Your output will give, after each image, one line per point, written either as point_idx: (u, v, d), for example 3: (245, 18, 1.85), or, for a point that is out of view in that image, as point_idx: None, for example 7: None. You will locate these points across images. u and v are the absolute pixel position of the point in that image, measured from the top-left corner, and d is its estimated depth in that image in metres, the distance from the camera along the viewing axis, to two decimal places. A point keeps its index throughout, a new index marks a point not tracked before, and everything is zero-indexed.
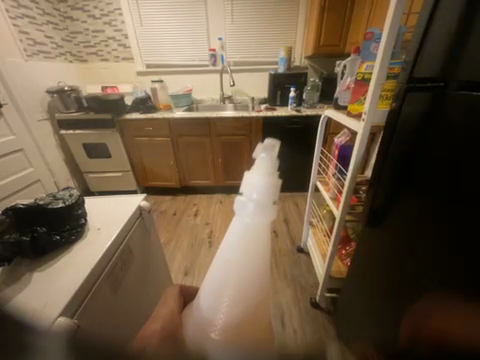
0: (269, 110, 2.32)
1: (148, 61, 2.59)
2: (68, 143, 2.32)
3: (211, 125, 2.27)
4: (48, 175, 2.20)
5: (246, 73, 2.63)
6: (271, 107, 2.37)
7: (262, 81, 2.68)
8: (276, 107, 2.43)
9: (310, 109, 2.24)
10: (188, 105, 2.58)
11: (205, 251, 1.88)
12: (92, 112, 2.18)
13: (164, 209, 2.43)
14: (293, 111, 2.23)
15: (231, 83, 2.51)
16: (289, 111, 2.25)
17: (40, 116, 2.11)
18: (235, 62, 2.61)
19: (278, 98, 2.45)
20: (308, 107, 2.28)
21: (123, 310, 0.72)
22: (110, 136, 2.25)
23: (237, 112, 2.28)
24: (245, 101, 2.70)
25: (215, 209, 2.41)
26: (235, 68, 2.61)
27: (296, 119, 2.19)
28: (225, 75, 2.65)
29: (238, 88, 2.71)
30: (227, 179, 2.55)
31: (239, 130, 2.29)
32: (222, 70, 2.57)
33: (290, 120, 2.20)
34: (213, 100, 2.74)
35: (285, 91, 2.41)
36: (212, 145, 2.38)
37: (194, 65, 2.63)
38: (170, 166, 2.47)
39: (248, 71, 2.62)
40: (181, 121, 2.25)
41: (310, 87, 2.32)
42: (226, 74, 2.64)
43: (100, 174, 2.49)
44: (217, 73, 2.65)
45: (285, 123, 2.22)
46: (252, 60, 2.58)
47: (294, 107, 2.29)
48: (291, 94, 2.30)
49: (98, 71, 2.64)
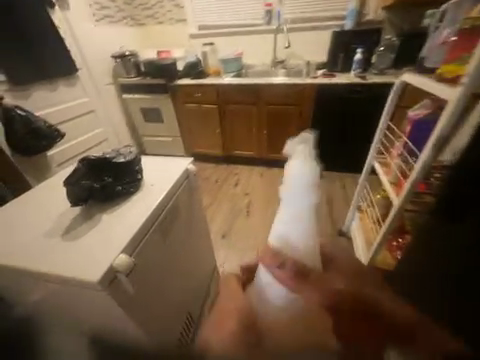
0: (327, 77, 2.03)
1: (201, 22, 2.50)
2: (129, 107, 2.54)
3: (260, 93, 2.15)
4: (113, 135, 2.50)
5: (305, 31, 2.30)
6: (331, 73, 2.06)
7: (323, 41, 2.31)
8: (335, 73, 2.09)
9: (378, 76, 1.87)
10: (237, 71, 2.46)
11: (242, 219, 1.95)
12: (148, 77, 2.30)
13: (207, 175, 2.55)
14: (356, 78, 1.91)
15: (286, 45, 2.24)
16: (352, 78, 1.93)
17: (106, 80, 2.33)
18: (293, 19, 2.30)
19: (339, 62, 2.08)
20: (376, 73, 1.89)
21: (171, 256, 0.83)
22: (163, 101, 2.37)
23: (289, 79, 2.07)
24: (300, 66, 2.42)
25: (255, 181, 2.41)
26: (292, 26, 2.30)
27: (359, 88, 1.88)
28: (281, 36, 2.37)
29: (293, 50, 2.42)
30: (271, 152, 2.47)
31: (288, 99, 2.11)
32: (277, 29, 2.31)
33: (351, 89, 1.90)
34: (263, 66, 2.54)
35: (350, 53, 2.04)
36: (258, 115, 2.28)
37: (246, 24, 2.42)
38: (216, 134, 2.51)
39: (308, 28, 2.28)
40: (229, 88, 2.19)
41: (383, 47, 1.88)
42: (282, 34, 2.36)
43: (153, 138, 2.72)
44: (272, 34, 2.39)
45: (344, 93, 1.93)
46: (313, 15, 2.22)
47: (358, 73, 1.95)
48: (356, 57, 1.94)
49: (154, 35, 2.69)
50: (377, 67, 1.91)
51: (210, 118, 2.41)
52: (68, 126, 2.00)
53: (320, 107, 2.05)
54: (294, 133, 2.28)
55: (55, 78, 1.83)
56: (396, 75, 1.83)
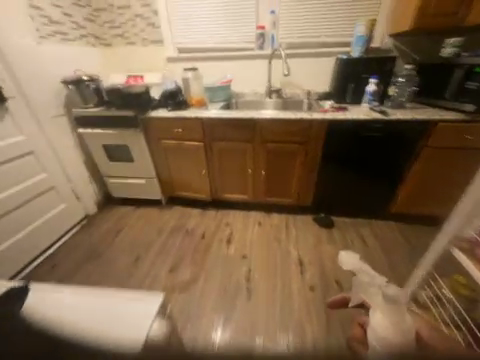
0: (337, 111, 1.68)
1: (181, 44, 2.12)
2: (87, 143, 1.98)
3: (255, 128, 1.73)
4: (65, 181, 1.88)
5: (304, 58, 2.01)
6: (340, 106, 1.73)
7: (323, 69, 2.03)
8: (345, 105, 1.78)
9: (398, 110, 1.57)
10: (225, 100, 2.09)
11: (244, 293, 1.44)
12: (113, 108, 1.80)
13: (191, 227, 1.98)
14: (374, 112, 1.58)
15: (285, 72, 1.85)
16: (368, 112, 1.60)
17: (54, 111, 1.77)
18: (289, 44, 2.00)
19: (348, 93, 1.80)
20: (395, 108, 1.60)
21: None
22: (133, 137, 1.87)
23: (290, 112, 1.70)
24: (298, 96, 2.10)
25: (252, 234, 1.90)
26: (288, 52, 1.99)
27: (377, 125, 1.55)
28: (276, 62, 2.06)
29: (290, 78, 2.11)
30: (270, 196, 2.02)
31: (290, 135, 1.71)
32: (273, 55, 2.00)
33: (368, 125, 1.56)
34: (255, 95, 2.19)
35: (361, 83, 1.75)
36: (254, 154, 1.84)
37: (235, 48, 2.08)
38: (200, 176, 2.01)
39: (306, 55, 1.99)
40: (218, 122, 1.75)
41: (404, 78, 1.67)
42: (277, 60, 2.05)
43: (121, 180, 2.14)
44: (266, 60, 2.07)
45: (360, 129, 1.58)
46: (312, 41, 1.94)
47: (373, 107, 1.64)
48: (370, 88, 1.65)
49: (123, 57, 2.25)
50: (397, 99, 1.64)
51: (193, 157, 1.93)
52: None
53: (331, 144, 1.68)
54: (298, 174, 1.87)
55: None
56: (421, 111, 1.52)
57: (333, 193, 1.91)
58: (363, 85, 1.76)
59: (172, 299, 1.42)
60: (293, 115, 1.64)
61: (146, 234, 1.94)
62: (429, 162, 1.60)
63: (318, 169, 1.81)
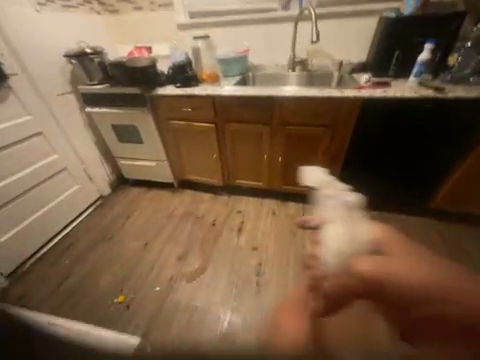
0: (376, 87, 1.38)
1: (192, 7, 1.84)
2: (96, 123, 1.90)
3: (273, 108, 1.50)
4: (76, 162, 1.86)
5: (338, 19, 1.64)
6: (379, 82, 1.43)
7: (361, 33, 1.66)
8: (386, 80, 1.45)
9: (456, 87, 1.25)
10: (241, 74, 1.83)
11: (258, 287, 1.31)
12: (119, 85, 1.66)
13: (201, 214, 1.91)
14: (423, 90, 1.27)
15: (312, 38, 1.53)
16: (416, 89, 1.29)
17: (60, 89, 1.68)
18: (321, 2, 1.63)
19: (392, 64, 1.46)
20: (453, 84, 1.27)
21: None
22: (140, 117, 1.74)
23: (316, 88, 1.44)
24: (326, 68, 1.78)
25: (265, 225, 1.78)
26: (320, 12, 1.64)
27: (425, 105, 1.26)
28: (304, 25, 1.72)
29: (319, 46, 1.78)
30: (286, 184, 1.84)
31: (313, 116, 1.47)
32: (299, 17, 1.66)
33: (413, 105, 1.28)
34: (277, 67, 1.90)
35: (410, 51, 1.40)
36: (271, 137, 1.63)
37: (254, 10, 1.76)
38: (211, 160, 1.88)
39: (341, 15, 1.63)
40: (231, 101, 1.55)
41: (471, 43, 1.29)
42: (304, 23, 1.71)
43: (132, 162, 2.08)
44: (291, 23, 1.74)
45: (402, 110, 1.30)
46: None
47: (424, 83, 1.31)
48: (422, 58, 1.32)
49: (131, 26, 2.04)
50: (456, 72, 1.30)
51: (204, 140, 1.77)
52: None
53: (362, 129, 1.42)
54: (321, 162, 1.65)
55: None
56: None
57: (360, 184, 1.69)
58: (413, 53, 1.41)
59: (179, 288, 1.40)
60: (320, 92, 1.39)
61: (156, 218, 1.91)
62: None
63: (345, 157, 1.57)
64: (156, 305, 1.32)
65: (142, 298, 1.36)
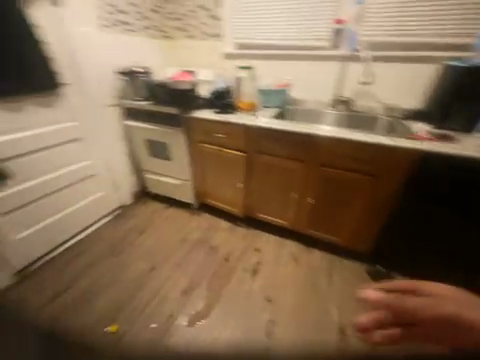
0: (434, 141, 1.21)
1: (241, 39, 1.90)
2: (131, 136, 1.96)
3: (311, 147, 1.39)
4: (105, 170, 1.90)
5: (392, 63, 1.55)
6: (437, 135, 1.26)
7: (417, 79, 1.53)
8: (448, 134, 1.28)
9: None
10: (280, 106, 1.79)
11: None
12: (158, 104, 1.70)
13: (216, 244, 1.77)
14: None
15: None
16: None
17: (106, 101, 1.78)
18: (373, 46, 1.57)
19: (457, 116, 1.30)
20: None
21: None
22: (173, 136, 1.75)
23: (361, 132, 1.31)
24: (374, 111, 1.66)
25: (283, 271, 1.58)
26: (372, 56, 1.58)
27: None
28: (352, 66, 1.66)
29: (367, 88, 1.68)
30: (313, 229, 1.65)
31: (356, 162, 1.32)
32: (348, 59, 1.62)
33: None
34: (317, 103, 1.82)
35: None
36: (304, 176, 1.50)
37: (301, 47, 1.76)
38: (236, 189, 1.78)
39: (396, 59, 1.53)
40: (267, 133, 1.47)
41: None
42: (352, 65, 1.66)
43: (157, 177, 2.07)
44: (338, 62, 1.69)
45: (468, 172, 1.11)
46: (409, 42, 1.47)
47: None
48: None
49: (181, 51, 2.17)
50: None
51: (232, 168, 1.70)
52: (22, 163, 1.39)
53: (414, 184, 1.23)
54: (358, 212, 1.45)
55: (16, 95, 1.27)
56: None
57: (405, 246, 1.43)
58: None
59: (178, 330, 1.24)
60: (367, 138, 1.26)
61: (169, 239, 1.81)
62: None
63: (388, 212, 1.36)
64: (149, 347, 1.16)
65: (136, 333, 1.22)
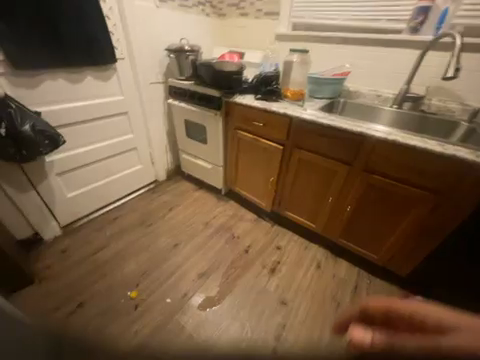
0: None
1: (299, 18, 1.71)
2: (173, 115, 1.99)
3: (362, 149, 1.20)
4: (145, 145, 1.99)
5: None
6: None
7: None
8: None
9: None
10: (332, 98, 1.60)
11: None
12: (202, 85, 1.67)
13: (238, 234, 1.75)
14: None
15: (447, 74, 1.14)
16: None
17: (154, 78, 1.82)
18: (471, 31, 1.24)
19: None
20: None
21: None
22: (212, 119, 1.72)
23: (431, 139, 1.08)
24: (450, 114, 1.35)
25: (303, 276, 1.48)
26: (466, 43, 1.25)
27: None
28: (433, 55, 1.35)
29: (446, 85, 1.37)
30: (345, 238, 1.49)
31: (416, 173, 1.10)
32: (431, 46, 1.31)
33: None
34: (376, 98, 1.56)
35: None
36: (345, 180, 1.33)
37: (370, 29, 1.49)
38: (267, 182, 1.70)
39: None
40: (310, 126, 1.33)
41: None
42: (433, 54, 1.35)
43: (191, 158, 2.11)
44: (415, 50, 1.39)
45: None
46: None
47: None
48: None
49: (232, 31, 2.07)
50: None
51: (266, 159, 1.61)
52: (77, 130, 1.53)
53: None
54: (406, 232, 1.24)
55: (77, 65, 1.37)
56: None
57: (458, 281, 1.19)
58: None
59: (189, 310, 1.28)
60: (439, 147, 1.03)
61: (194, 221, 1.85)
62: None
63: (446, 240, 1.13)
64: (162, 319, 1.22)
65: (153, 302, 1.30)
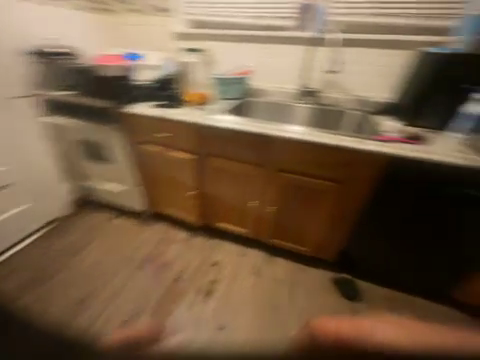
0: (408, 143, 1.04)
1: (192, 15, 1.58)
2: (61, 132, 1.59)
3: (271, 150, 1.18)
4: (27, 177, 1.53)
5: (364, 48, 1.35)
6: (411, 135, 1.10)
7: (387, 69, 1.36)
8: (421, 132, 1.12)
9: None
10: (240, 98, 1.55)
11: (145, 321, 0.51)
12: (87, 94, 1.36)
13: (167, 261, 1.53)
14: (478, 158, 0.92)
15: None
16: (464, 153, 0.96)
17: (18, 90, 1.38)
18: (345, 28, 1.35)
19: (431, 111, 1.14)
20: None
21: None
22: (110, 134, 1.43)
23: (328, 132, 1.11)
24: (343, 105, 1.46)
25: (241, 288, 1.39)
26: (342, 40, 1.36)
27: (467, 176, 0.92)
28: (319, 50, 1.43)
29: (335, 78, 1.46)
30: (276, 238, 1.46)
31: (323, 167, 1.12)
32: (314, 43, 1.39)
33: (461, 175, 0.93)
34: (282, 94, 1.57)
35: (457, 100, 1.08)
36: (263, 181, 1.28)
37: (260, 26, 1.48)
38: (191, 197, 1.52)
39: (367, 43, 1.34)
40: (218, 131, 1.23)
41: None
42: (319, 50, 1.43)
43: (99, 181, 1.74)
44: (304, 46, 1.45)
45: (443, 178, 0.95)
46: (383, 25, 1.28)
47: (469, 144, 1.00)
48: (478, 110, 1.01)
49: (124, 28, 1.78)
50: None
51: (183, 172, 1.43)
52: None
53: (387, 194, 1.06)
54: (326, 222, 1.28)
55: None
56: None
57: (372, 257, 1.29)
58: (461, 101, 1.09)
59: None
60: (334, 140, 1.06)
61: (112, 258, 1.53)
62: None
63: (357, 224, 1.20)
64: None
65: None
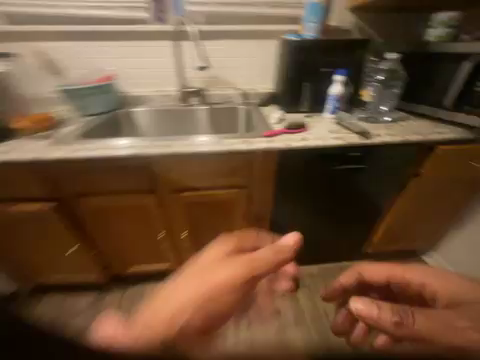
0: (291, 133, 1.02)
1: (9, 6, 1.17)
2: None
3: (157, 172, 0.97)
4: None
5: (232, 40, 1.30)
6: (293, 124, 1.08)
7: (261, 59, 1.36)
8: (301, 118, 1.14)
9: (379, 126, 1.03)
10: (110, 110, 1.27)
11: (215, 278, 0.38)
12: None
13: None
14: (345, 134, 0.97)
15: None
16: (335, 133, 0.98)
17: None
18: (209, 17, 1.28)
19: (305, 95, 1.17)
20: (375, 121, 1.06)
21: None
22: None
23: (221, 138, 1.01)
24: (230, 99, 1.40)
25: None
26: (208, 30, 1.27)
27: (348, 153, 0.95)
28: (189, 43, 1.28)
29: (216, 72, 1.36)
30: None
31: (226, 177, 1.00)
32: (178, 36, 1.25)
33: (343, 155, 0.96)
34: (163, 97, 1.36)
35: (323, 81, 1.13)
36: (162, 208, 1.06)
37: (113, 20, 1.24)
38: (75, 254, 1.11)
39: (235, 34, 1.30)
40: (79, 164, 0.91)
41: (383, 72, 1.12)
42: (186, 44, 1.28)
43: None
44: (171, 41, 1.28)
45: (332, 162, 0.98)
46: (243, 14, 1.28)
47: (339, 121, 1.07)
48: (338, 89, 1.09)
49: None
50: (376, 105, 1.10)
51: (53, 229, 1.01)
52: None
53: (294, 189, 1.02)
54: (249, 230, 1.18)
55: None
56: (409, 129, 0.99)
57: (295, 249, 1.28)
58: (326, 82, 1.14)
59: None
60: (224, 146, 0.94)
61: None
62: (423, 193, 1.11)
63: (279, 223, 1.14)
64: None
65: None
